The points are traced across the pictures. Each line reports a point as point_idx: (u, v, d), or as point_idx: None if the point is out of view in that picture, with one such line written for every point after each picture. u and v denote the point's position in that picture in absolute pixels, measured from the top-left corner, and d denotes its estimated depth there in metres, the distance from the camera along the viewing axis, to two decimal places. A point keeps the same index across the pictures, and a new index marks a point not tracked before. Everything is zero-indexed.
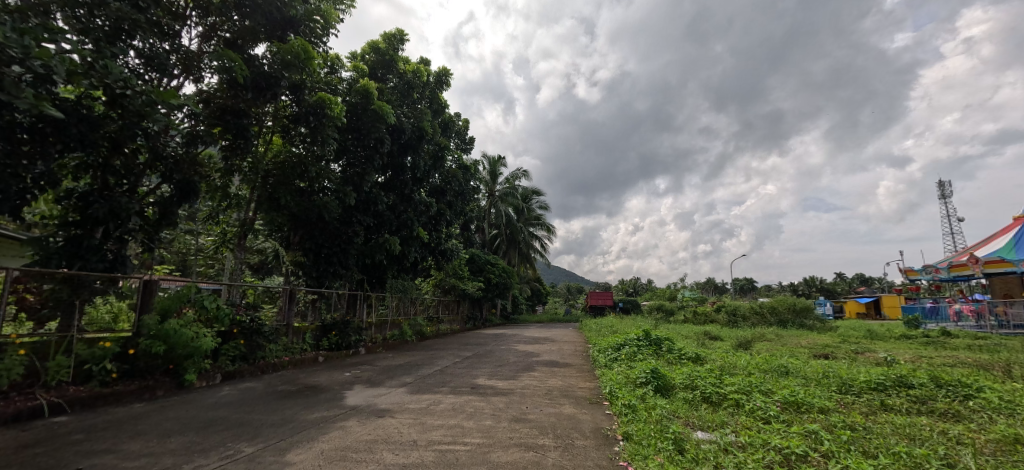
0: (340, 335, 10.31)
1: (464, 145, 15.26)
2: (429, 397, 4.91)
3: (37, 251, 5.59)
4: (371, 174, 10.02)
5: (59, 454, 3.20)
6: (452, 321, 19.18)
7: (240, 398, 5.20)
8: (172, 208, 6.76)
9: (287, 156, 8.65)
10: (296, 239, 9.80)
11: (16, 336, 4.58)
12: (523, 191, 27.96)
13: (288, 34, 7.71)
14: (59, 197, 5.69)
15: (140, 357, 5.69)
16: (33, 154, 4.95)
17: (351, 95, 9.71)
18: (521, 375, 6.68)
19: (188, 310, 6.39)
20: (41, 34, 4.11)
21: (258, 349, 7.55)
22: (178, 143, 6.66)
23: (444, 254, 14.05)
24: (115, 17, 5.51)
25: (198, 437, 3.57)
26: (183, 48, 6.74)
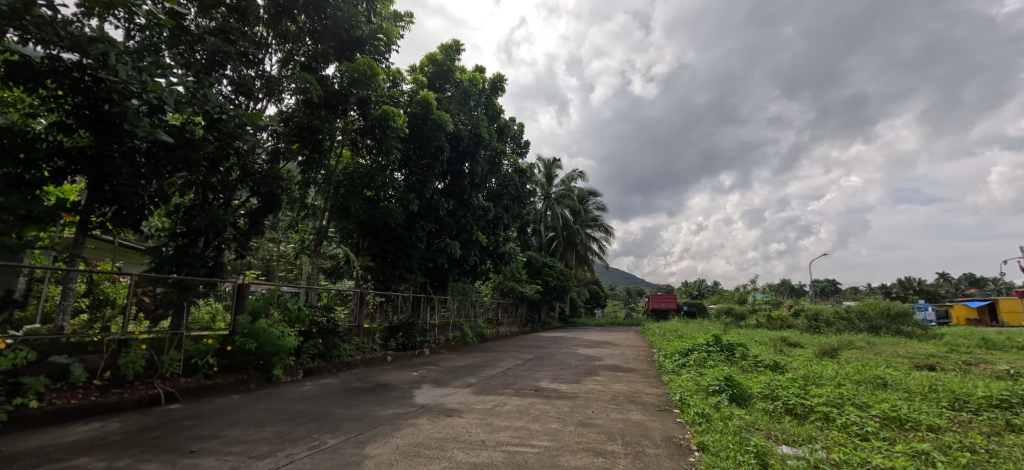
0: (406, 336, 10.72)
1: (519, 149, 15.40)
2: (493, 398, 4.99)
3: (153, 259, 6.42)
4: (432, 181, 10.42)
5: (176, 438, 3.63)
6: (512, 324, 19.31)
7: (320, 393, 5.59)
8: (260, 219, 7.36)
9: (356, 168, 9.17)
10: (365, 244, 10.40)
11: (138, 333, 5.28)
12: (579, 193, 27.65)
13: (355, 53, 8.21)
14: (169, 211, 6.52)
15: (235, 353, 6.32)
16: (149, 175, 5.69)
17: (412, 106, 10.17)
18: (585, 378, 6.59)
19: (274, 311, 6.92)
20: (154, 70, 4.69)
21: (333, 348, 8.07)
22: (264, 159, 7.35)
23: (503, 257, 14.25)
24: (210, 51, 6.18)
25: (287, 428, 3.89)
26: (265, 73, 7.42)
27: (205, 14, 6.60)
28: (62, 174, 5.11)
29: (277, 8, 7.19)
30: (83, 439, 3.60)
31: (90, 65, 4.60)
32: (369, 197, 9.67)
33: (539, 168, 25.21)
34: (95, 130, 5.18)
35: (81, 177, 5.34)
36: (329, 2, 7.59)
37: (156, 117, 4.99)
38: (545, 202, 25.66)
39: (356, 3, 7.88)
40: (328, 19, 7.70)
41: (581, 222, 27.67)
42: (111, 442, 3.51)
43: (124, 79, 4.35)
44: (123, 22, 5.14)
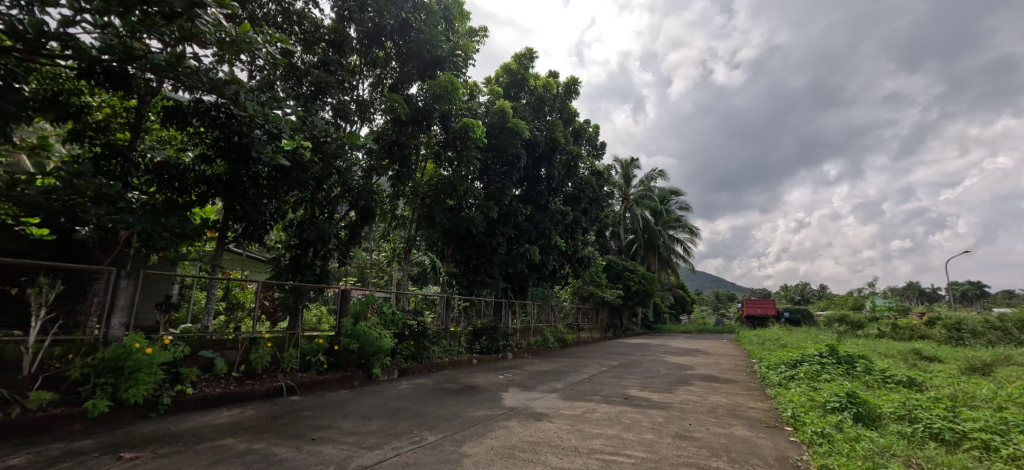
0: (490, 340, 10.98)
1: (595, 151, 15.15)
2: (582, 405, 4.92)
3: (274, 267, 7.33)
4: (510, 188, 10.67)
5: (299, 426, 4.09)
6: (592, 329, 18.92)
7: (414, 393, 5.93)
8: (359, 230, 8.06)
9: (440, 179, 9.66)
10: (449, 251, 10.89)
11: (264, 332, 6.01)
12: (659, 193, 26.44)
13: (436, 71, 8.70)
14: (285, 226, 7.41)
15: (342, 352, 6.95)
16: (270, 194, 6.51)
17: (489, 117, 10.50)
18: (677, 388, 6.26)
19: (372, 315, 7.49)
20: (273, 104, 5.32)
21: (424, 349, 8.55)
22: (361, 175, 8.00)
23: (582, 261, 14.08)
24: (315, 81, 6.93)
25: (390, 423, 4.19)
26: (359, 97, 8.14)
27: (309, 49, 7.41)
28: (205, 197, 6.07)
29: (368, 37, 7.86)
30: (228, 422, 4.22)
31: (224, 104, 5.40)
32: (452, 206, 10.11)
33: (616, 169, 24.53)
34: (229, 160, 6.06)
35: (218, 199, 6.27)
36: (412, 26, 8.13)
37: (275, 145, 5.70)
38: (624, 204, 24.87)
39: (436, 24, 8.37)
40: (411, 41, 8.27)
41: (662, 223, 26.41)
42: (249, 426, 4.06)
43: (251, 113, 5.03)
44: (248, 65, 5.95)
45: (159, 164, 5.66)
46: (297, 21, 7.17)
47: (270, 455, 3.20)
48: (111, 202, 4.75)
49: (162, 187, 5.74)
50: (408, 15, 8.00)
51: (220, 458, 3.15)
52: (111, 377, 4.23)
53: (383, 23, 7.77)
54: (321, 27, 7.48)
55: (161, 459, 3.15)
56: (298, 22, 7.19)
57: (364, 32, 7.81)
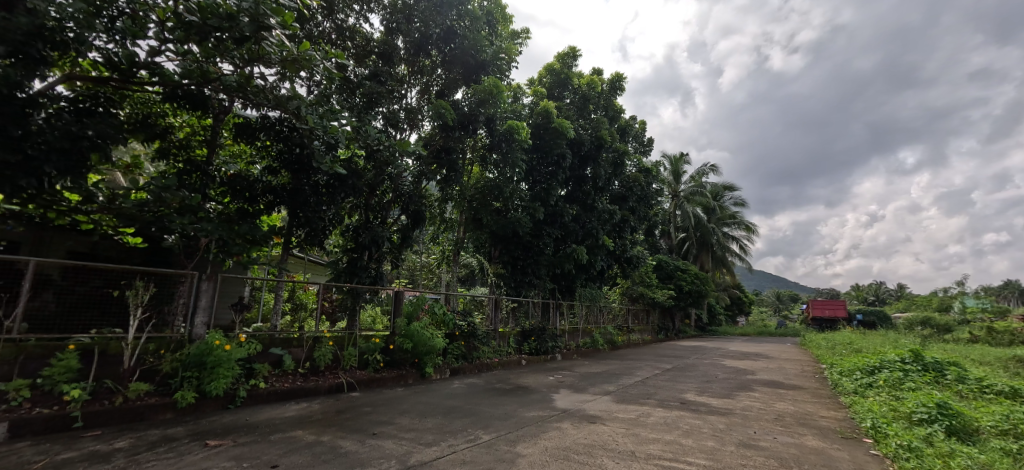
0: (538, 341, 10.94)
1: (642, 148, 14.75)
2: (636, 408, 4.80)
3: (333, 270, 7.72)
4: (556, 188, 10.63)
5: (361, 421, 4.29)
6: (643, 331, 18.38)
7: (466, 392, 6.05)
8: (410, 233, 8.33)
9: (486, 182, 9.77)
10: (496, 253, 11.00)
11: (326, 331, 6.36)
12: (711, 189, 25.27)
13: (481, 75, 8.84)
14: (343, 231, 7.79)
15: (396, 351, 7.21)
16: (328, 201, 6.88)
17: (534, 118, 10.50)
18: (737, 394, 5.95)
19: (424, 315, 7.71)
20: (331, 116, 5.60)
21: (474, 349, 8.69)
22: (411, 179, 8.26)
23: (631, 261, 13.75)
24: (367, 93, 7.25)
25: (445, 421, 4.29)
26: (408, 105, 8.42)
27: (361, 62, 7.76)
28: (272, 206, 6.51)
29: (414, 46, 8.12)
30: (297, 416, 4.50)
31: (288, 118, 5.79)
32: (498, 208, 10.22)
33: (664, 166, 23.70)
34: (291, 170, 6.47)
35: (283, 206, 6.72)
36: (457, 33, 8.33)
37: (332, 154, 6.03)
38: (674, 201, 23.96)
39: (480, 29, 8.50)
40: (456, 48, 8.45)
41: (716, 220, 25.22)
42: (315, 420, 4.32)
43: (311, 126, 5.37)
44: (308, 81, 6.33)
45: (232, 176, 6.16)
46: (349, 37, 7.54)
47: (336, 447, 3.39)
48: (192, 212, 5.24)
49: (235, 197, 6.22)
50: (453, 22, 8.23)
51: (292, 449, 3.38)
52: (195, 371, 4.65)
53: (428, 32, 8.01)
54: (371, 40, 7.81)
55: (241, 447, 3.42)
56: (350, 37, 7.55)
57: (411, 42, 8.07)
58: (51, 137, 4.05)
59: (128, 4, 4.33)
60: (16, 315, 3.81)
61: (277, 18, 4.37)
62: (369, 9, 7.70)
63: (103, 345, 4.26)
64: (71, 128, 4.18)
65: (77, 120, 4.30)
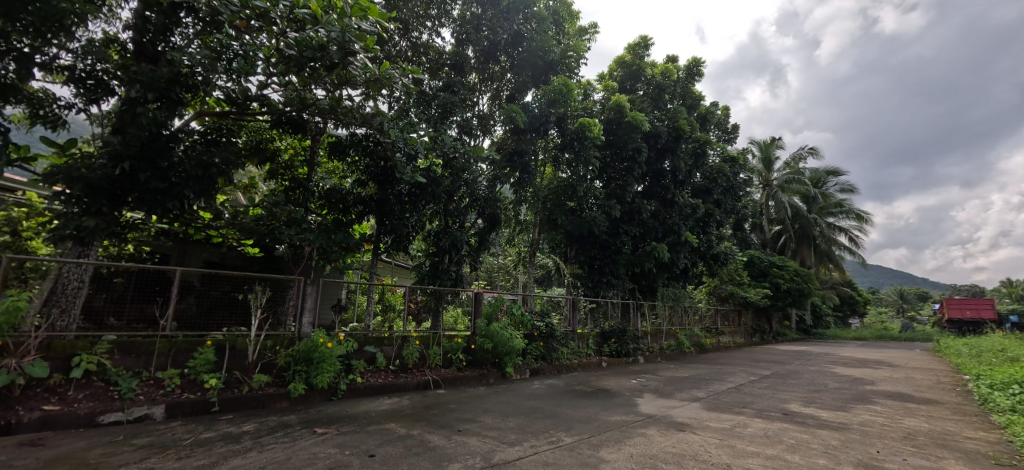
0: (619, 343, 10.49)
1: (726, 136, 13.72)
2: (730, 418, 4.46)
3: (417, 274, 8.12)
4: (632, 184, 10.29)
5: (447, 417, 4.48)
6: (735, 334, 16.94)
7: (547, 393, 6.06)
8: (487, 235, 8.57)
9: (559, 182, 9.71)
10: (572, 253, 10.97)
11: (413, 331, 6.74)
12: (810, 175, 22.69)
13: (550, 76, 8.83)
14: (426, 236, 8.19)
15: (478, 351, 7.43)
16: (411, 208, 7.30)
17: (606, 113, 10.18)
18: (853, 406, 5.27)
19: (503, 316, 7.84)
20: (410, 130, 5.92)
21: (553, 350, 8.64)
22: (485, 184, 8.46)
23: (717, 258, 12.84)
24: (442, 104, 7.56)
25: (527, 421, 4.34)
26: (480, 112, 8.72)
27: (435, 75, 8.14)
28: (362, 215, 7.05)
29: (484, 54, 8.34)
30: (389, 409, 4.83)
31: (372, 134, 6.23)
32: (572, 207, 10.12)
33: (753, 153, 21.78)
34: (378, 182, 6.97)
35: (372, 216, 7.23)
36: (525, 36, 8.40)
37: (413, 165, 6.38)
38: (765, 191, 21.91)
39: (547, 29, 8.49)
40: (524, 51, 8.52)
41: (817, 209, 22.59)
42: (406, 414, 4.60)
43: (394, 139, 5.73)
44: (389, 98, 6.76)
45: (328, 190, 6.79)
46: (424, 52, 7.96)
47: (425, 441, 3.59)
48: (298, 224, 5.89)
49: (331, 209, 6.83)
50: (520, 26, 8.32)
51: (386, 440, 3.63)
52: (304, 367, 5.17)
53: (497, 39, 8.20)
54: (444, 53, 8.14)
55: (343, 436, 3.76)
56: (424, 52, 7.98)
57: (481, 50, 8.30)
58: (188, 166, 4.75)
59: (241, 46, 4.94)
60: (168, 315, 4.57)
61: (361, 43, 4.72)
62: (441, 24, 8.06)
63: (232, 341, 4.94)
64: (202, 158, 4.85)
65: (206, 150, 5.03)
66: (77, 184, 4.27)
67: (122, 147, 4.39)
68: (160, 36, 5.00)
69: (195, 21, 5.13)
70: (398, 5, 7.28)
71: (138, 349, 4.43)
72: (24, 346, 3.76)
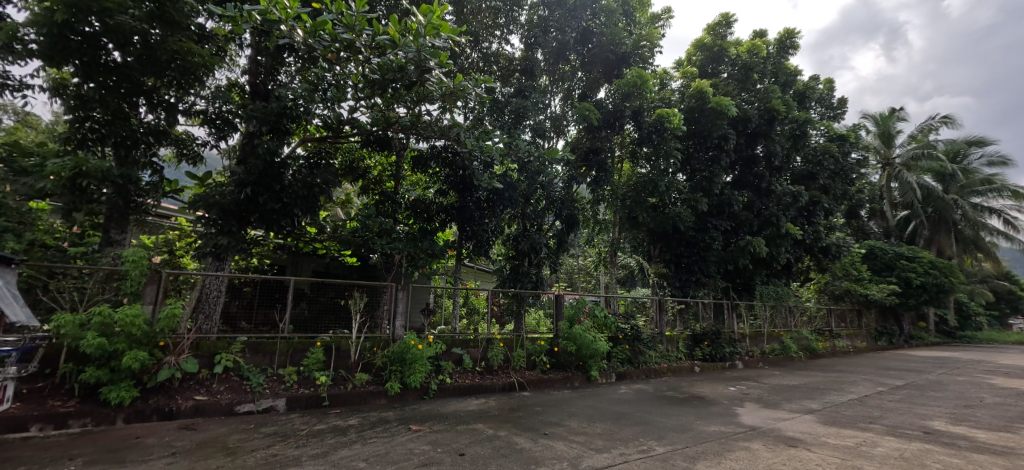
0: (713, 346, 9.66)
1: (830, 113, 12.19)
2: (853, 434, 3.92)
3: (499, 277, 8.24)
4: (721, 175, 9.56)
5: (533, 420, 4.51)
6: (853, 336, 14.89)
7: (636, 399, 5.81)
8: (565, 236, 8.51)
9: (639, 178, 9.33)
10: (656, 251, 10.51)
11: (497, 334, 6.87)
12: (945, 148, 19.21)
13: (623, 69, 8.52)
14: (505, 240, 8.35)
15: (561, 354, 7.35)
16: (490, 214, 7.50)
17: (686, 101, 9.54)
18: (1021, 426, 4.34)
19: (585, 318, 7.65)
20: (486, 138, 6.07)
21: (640, 354, 8.28)
22: (562, 185, 8.38)
23: (827, 250, 11.40)
24: (515, 109, 7.67)
25: (615, 427, 4.21)
26: (553, 114, 8.67)
27: (507, 81, 8.28)
28: (445, 223, 7.34)
29: (554, 55, 8.30)
30: (477, 410, 4.97)
31: (451, 145, 6.51)
32: (654, 203, 9.65)
33: (867, 128, 19.02)
34: (458, 190, 7.26)
35: (454, 223, 7.53)
36: (594, 32, 8.22)
37: (489, 171, 6.56)
38: (886, 172, 19.02)
39: (618, 21, 8.20)
40: (594, 46, 8.34)
41: (957, 188, 19.09)
42: (493, 416, 4.71)
43: (470, 149, 5.93)
44: (464, 109, 7.01)
45: (414, 201, 7.20)
46: (494, 61, 8.10)
47: (512, 443, 3.64)
48: (388, 234, 6.34)
49: (417, 219, 7.22)
50: (589, 22, 8.15)
51: (475, 440, 3.74)
52: (399, 366, 5.54)
53: (566, 39, 8.12)
54: (514, 59, 8.27)
55: (436, 434, 3.95)
56: (495, 61, 8.10)
57: (550, 52, 8.27)
58: (296, 188, 5.37)
59: (334, 77, 5.47)
60: (286, 319, 5.16)
61: (435, 60, 4.94)
62: (509, 31, 8.19)
63: (337, 342, 5.45)
64: (307, 179, 5.47)
65: (310, 172, 5.64)
66: (213, 209, 5.05)
67: (245, 175, 5.09)
68: (269, 76, 5.79)
69: (295, 60, 5.78)
70: (468, 18, 7.46)
71: (264, 349, 5.08)
72: (180, 346, 4.50)
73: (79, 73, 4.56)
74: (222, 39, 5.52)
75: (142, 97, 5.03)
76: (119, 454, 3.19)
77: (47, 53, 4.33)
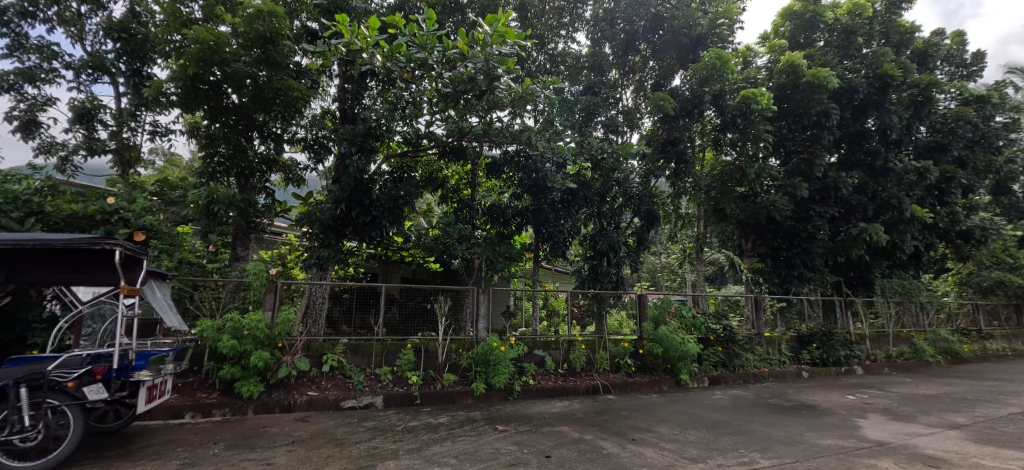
0: (823, 349, 8.58)
1: (962, 71, 10.35)
2: (1016, 455, 3.27)
3: (578, 278, 8.09)
4: (822, 156, 8.55)
5: (620, 424, 4.38)
6: (1011, 337, 12.39)
7: (733, 405, 5.39)
8: (645, 234, 8.17)
9: (724, 166, 8.66)
10: (749, 245, 9.67)
11: (578, 335, 6.80)
12: None
13: (699, 51, 7.98)
14: (582, 241, 8.22)
15: (647, 356, 7.05)
16: (565, 214, 7.48)
17: (775, 78, 8.66)
18: None
19: (672, 319, 7.25)
20: (557, 139, 6.09)
21: (736, 357, 7.66)
22: (639, 180, 8.08)
23: (968, 235, 9.67)
24: (585, 107, 7.57)
25: (711, 435, 3.95)
26: (625, 107, 8.40)
27: (575, 80, 8.19)
28: (521, 226, 7.53)
29: (623, 47, 8.05)
30: (562, 413, 4.96)
31: (523, 149, 6.60)
32: (743, 193, 8.90)
33: (1014, 86, 15.86)
34: (532, 193, 7.35)
35: (530, 226, 7.66)
36: (664, 17, 7.82)
37: (562, 172, 6.56)
38: None
39: (690, 2, 7.71)
40: (665, 32, 7.94)
41: None
42: (579, 418, 4.66)
43: (542, 151, 5.97)
44: (534, 113, 7.09)
45: (490, 207, 7.41)
46: (562, 61, 8.05)
47: (599, 448, 3.57)
48: (467, 240, 6.60)
49: (494, 224, 7.41)
50: (658, 8, 7.78)
51: (561, 443, 3.74)
52: (483, 367, 5.71)
53: (634, 28, 7.82)
54: (581, 56, 8.16)
55: (522, 435, 4.01)
56: (562, 60, 8.06)
57: (619, 45, 8.05)
58: (383, 201, 5.81)
59: (411, 95, 5.83)
60: (380, 322, 5.58)
61: (503, 67, 5.06)
62: (575, 29, 8.16)
63: (426, 344, 5.78)
64: (393, 192, 5.90)
65: (394, 186, 6.06)
66: (316, 225, 5.64)
67: (340, 193, 5.61)
68: (355, 101, 6.33)
69: (377, 83, 6.25)
70: (533, 22, 7.53)
71: (363, 350, 5.54)
72: (295, 347, 5.08)
73: (208, 115, 5.40)
74: (315, 73, 6.16)
75: (255, 131, 5.80)
76: (251, 441, 3.69)
77: (184, 102, 5.18)
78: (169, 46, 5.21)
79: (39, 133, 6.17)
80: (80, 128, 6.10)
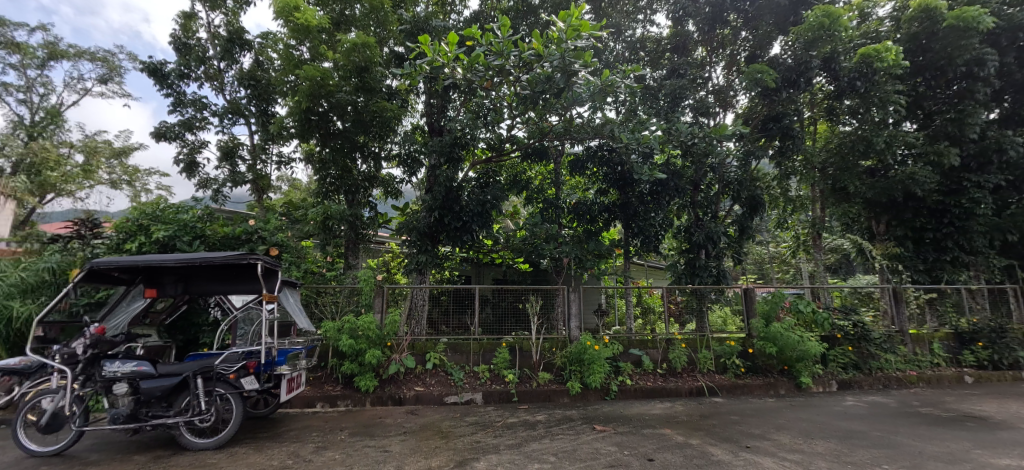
0: (993, 349, 7.06)
1: None
2: None
3: (673, 273, 7.57)
4: (976, 113, 7.07)
5: (730, 430, 4.06)
6: None
7: (871, 413, 4.69)
8: (748, 223, 7.39)
9: (843, 138, 7.45)
10: (881, 227, 8.34)
11: (677, 333, 6.46)
12: None
13: (802, 12, 7.12)
14: (676, 233, 7.75)
15: (759, 356, 6.41)
16: (656, 207, 7.08)
17: (905, 27, 7.35)
18: None
19: (786, 315, 6.51)
20: (642, 128, 5.87)
21: (871, 358, 6.65)
22: (737, 165, 7.39)
23: None
24: (670, 91, 7.15)
25: (844, 447, 3.48)
26: (715, 86, 7.78)
27: (657, 65, 7.80)
28: (609, 222, 7.36)
29: (709, 22, 7.46)
30: (664, 415, 4.74)
31: (606, 143, 6.45)
32: (869, 167, 7.72)
33: None
34: (618, 187, 7.14)
35: (618, 221, 7.46)
36: None
37: (650, 162, 6.28)
38: None
39: None
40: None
41: None
42: (683, 422, 4.41)
43: (626, 143, 5.77)
44: (616, 104, 6.84)
45: (575, 204, 7.33)
46: (641, 47, 7.72)
47: (708, 454, 3.35)
48: (555, 239, 6.64)
49: (580, 221, 7.34)
50: None
51: (664, 446, 3.58)
52: (577, 366, 5.65)
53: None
54: (663, 38, 7.77)
55: (622, 436, 3.92)
56: (642, 46, 7.73)
57: (704, 20, 7.48)
58: (472, 207, 6.09)
59: (491, 102, 6.02)
60: (476, 322, 5.85)
61: (580, 62, 5.04)
62: (653, 12, 7.76)
63: (520, 343, 5.90)
64: (479, 197, 6.15)
65: (481, 191, 6.32)
66: (413, 233, 6.08)
67: (432, 201, 5.98)
68: (441, 113, 6.73)
69: (459, 95, 6.50)
70: (608, 11, 7.37)
71: (461, 349, 5.84)
72: (402, 345, 5.53)
73: (319, 141, 6.12)
74: (404, 92, 6.65)
75: (358, 152, 6.43)
76: (371, 430, 4.09)
77: (301, 133, 5.95)
78: (286, 85, 6.02)
79: (198, 172, 7.52)
80: (226, 164, 7.31)
